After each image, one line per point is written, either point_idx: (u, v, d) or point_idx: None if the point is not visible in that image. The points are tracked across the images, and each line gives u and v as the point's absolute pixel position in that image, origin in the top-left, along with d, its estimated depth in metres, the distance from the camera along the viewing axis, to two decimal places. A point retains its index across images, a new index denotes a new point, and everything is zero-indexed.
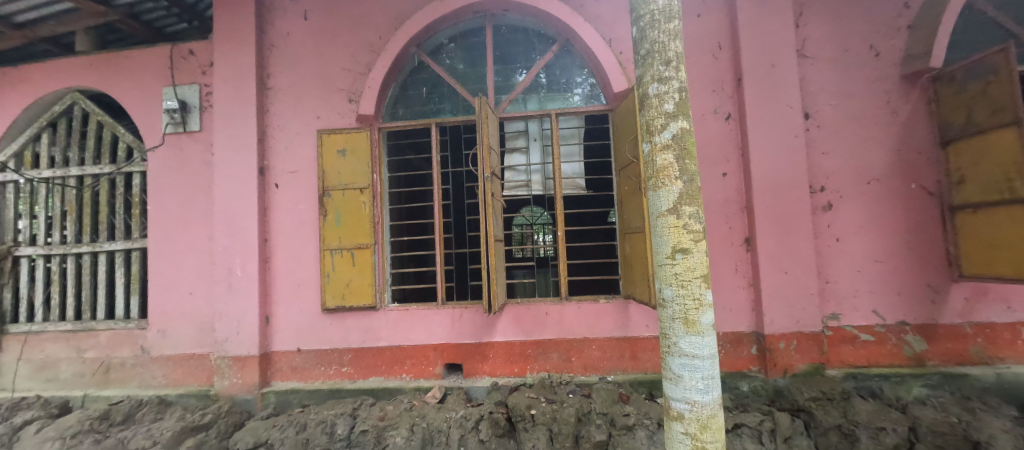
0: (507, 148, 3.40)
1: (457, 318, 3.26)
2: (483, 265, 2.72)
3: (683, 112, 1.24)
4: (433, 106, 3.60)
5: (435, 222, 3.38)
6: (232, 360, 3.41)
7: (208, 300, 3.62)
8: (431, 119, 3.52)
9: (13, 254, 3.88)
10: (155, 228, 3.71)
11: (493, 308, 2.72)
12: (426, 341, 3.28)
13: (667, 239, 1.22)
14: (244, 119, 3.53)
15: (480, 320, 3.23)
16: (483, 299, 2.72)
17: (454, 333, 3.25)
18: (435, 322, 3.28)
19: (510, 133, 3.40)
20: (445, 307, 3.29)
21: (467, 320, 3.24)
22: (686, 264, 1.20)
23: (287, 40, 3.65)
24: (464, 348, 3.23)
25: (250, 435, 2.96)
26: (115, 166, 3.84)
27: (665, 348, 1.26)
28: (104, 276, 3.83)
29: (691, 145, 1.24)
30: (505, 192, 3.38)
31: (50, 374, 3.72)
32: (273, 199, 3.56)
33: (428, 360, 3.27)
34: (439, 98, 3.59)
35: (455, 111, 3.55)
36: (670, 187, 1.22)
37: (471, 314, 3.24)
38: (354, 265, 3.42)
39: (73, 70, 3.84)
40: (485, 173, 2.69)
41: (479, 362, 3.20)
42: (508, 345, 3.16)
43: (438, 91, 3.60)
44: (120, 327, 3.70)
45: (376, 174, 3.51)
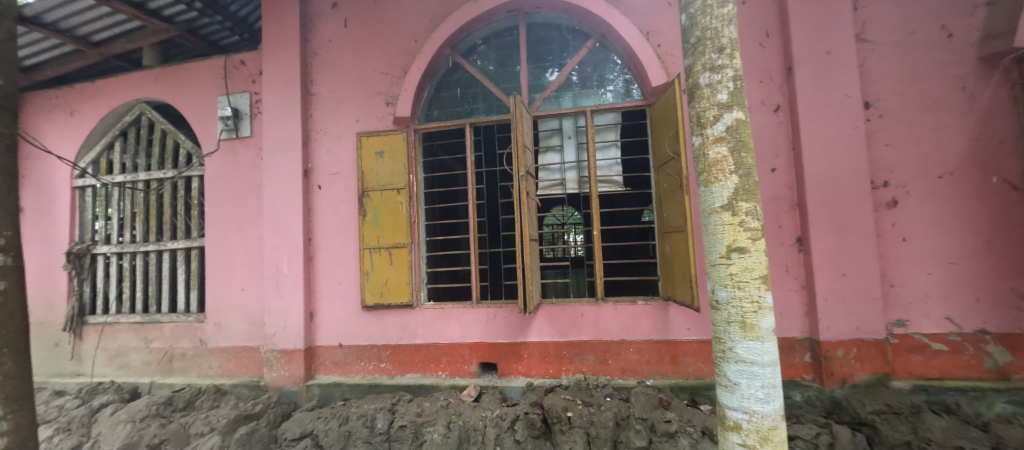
0: (541, 147, 3.36)
1: (491, 317, 3.27)
2: (518, 265, 2.69)
3: (739, 101, 1.16)
4: (467, 106, 3.62)
5: (469, 221, 3.39)
6: (280, 354, 3.59)
7: (258, 296, 3.83)
8: (465, 119, 3.55)
9: (91, 252, 4.26)
10: (212, 227, 3.97)
11: (529, 308, 2.69)
12: (460, 340, 3.31)
13: (721, 238, 1.16)
14: (290, 125, 3.72)
15: (514, 319, 3.22)
16: (519, 299, 2.69)
17: (488, 332, 3.26)
18: (470, 321, 3.31)
19: (545, 131, 3.35)
20: (480, 306, 3.29)
21: (501, 320, 3.24)
22: (743, 265, 1.13)
23: (328, 47, 3.79)
24: (499, 348, 3.23)
25: (296, 426, 3.11)
26: (177, 171, 4.14)
27: (720, 354, 1.19)
28: (168, 273, 4.13)
29: (747, 136, 1.16)
30: (539, 192, 3.35)
31: (122, 362, 4.06)
32: (316, 200, 3.72)
33: (463, 358, 3.30)
34: (473, 99, 3.61)
35: (489, 111, 3.56)
36: (725, 181, 1.16)
37: (505, 314, 3.23)
38: (392, 264, 3.51)
39: (141, 84, 4.18)
40: (518, 173, 2.67)
41: (514, 362, 3.19)
42: (542, 345, 3.13)
43: (471, 91, 3.62)
44: (181, 320, 3.98)
45: (413, 176, 3.58)
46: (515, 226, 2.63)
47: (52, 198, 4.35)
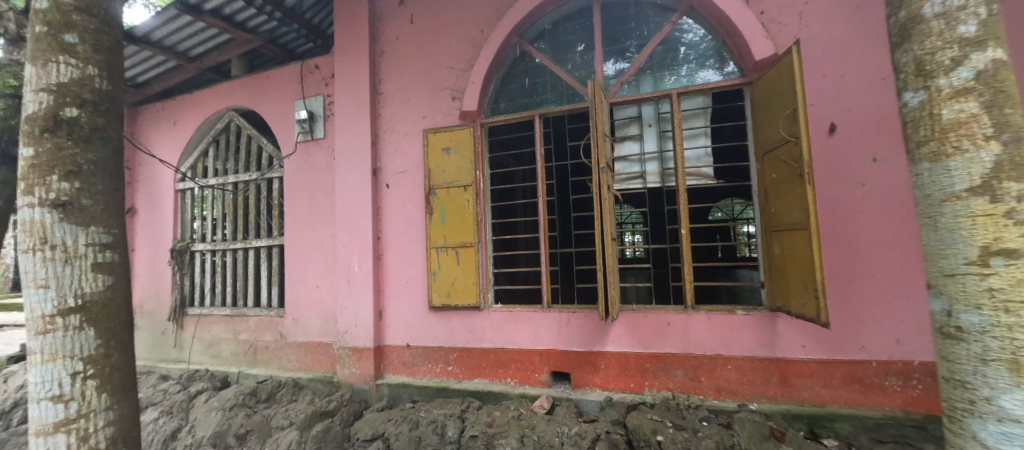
0: (617, 137, 3.08)
1: (563, 322, 3.06)
2: (597, 267, 2.45)
3: (991, 41, 1.08)
4: (536, 97, 3.43)
5: (539, 220, 3.21)
6: (351, 351, 3.71)
7: (331, 293, 3.95)
8: (533, 111, 3.36)
9: (189, 249, 4.67)
10: (289, 227, 4.16)
11: (611, 315, 2.44)
12: (530, 346, 3.17)
13: (971, 236, 1.06)
14: (361, 125, 3.80)
15: (588, 326, 2.98)
16: (598, 305, 2.47)
17: (561, 339, 3.07)
18: (540, 326, 3.13)
19: (621, 120, 3.07)
20: (551, 310, 3.10)
21: (574, 326, 3.02)
22: (1009, 275, 1.01)
23: (395, 45, 3.82)
24: (572, 357, 3.02)
25: (368, 427, 3.11)
26: (260, 173, 4.40)
27: (970, 397, 1.07)
28: (252, 269, 4.40)
29: (1008, 88, 1.06)
30: (616, 186, 3.09)
31: (215, 351, 4.40)
32: (384, 199, 3.76)
33: (534, 366, 3.15)
34: (542, 89, 3.41)
35: (559, 101, 3.35)
36: (976, 150, 1.06)
37: (578, 319, 3.01)
38: (459, 264, 3.46)
39: (230, 93, 4.49)
40: (598, 165, 2.42)
41: (590, 373, 2.96)
42: (622, 356, 2.85)
43: (540, 80, 3.42)
44: (264, 314, 4.22)
45: (479, 172, 3.50)
46: (596, 223, 2.40)
47: (159, 201, 4.83)
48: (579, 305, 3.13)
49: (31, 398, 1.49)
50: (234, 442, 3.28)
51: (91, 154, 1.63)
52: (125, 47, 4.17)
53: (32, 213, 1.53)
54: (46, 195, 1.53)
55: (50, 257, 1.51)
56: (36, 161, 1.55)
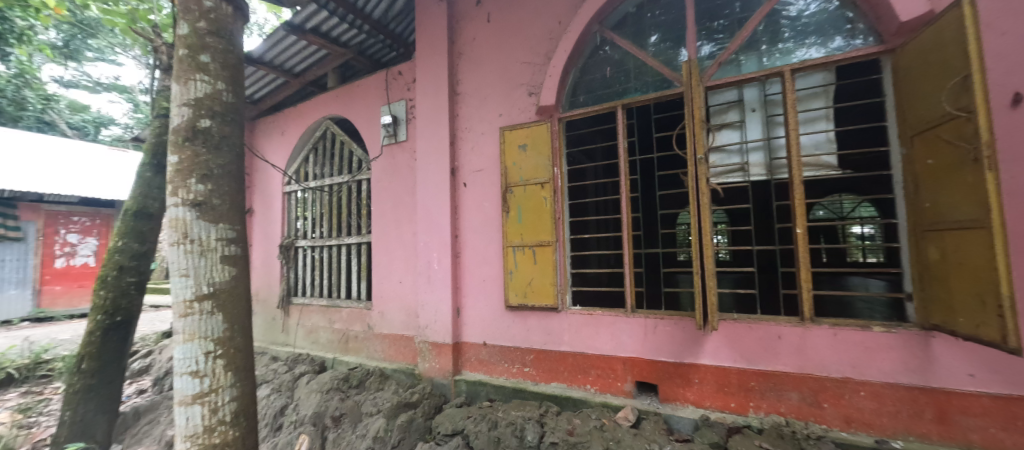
0: (714, 124, 2.86)
1: (648, 330, 3.07)
2: (696, 271, 2.53)
3: None
4: (619, 86, 3.37)
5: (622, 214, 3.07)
6: (431, 346, 3.97)
7: (412, 288, 4.21)
8: (616, 101, 3.35)
9: (293, 245, 5.21)
10: (377, 225, 4.49)
11: (710, 324, 2.52)
12: (612, 353, 3.22)
13: None
14: (441, 127, 4.05)
15: (677, 336, 2.94)
16: (696, 312, 2.57)
17: (645, 347, 3.07)
18: (622, 331, 3.19)
19: (719, 105, 2.84)
20: (636, 315, 3.12)
21: (660, 334, 3.01)
22: None
23: (472, 45, 4.00)
24: (660, 368, 3.00)
25: (449, 422, 3.34)
26: (351, 175, 4.76)
27: None
28: (345, 264, 4.77)
29: None
30: (712, 180, 2.86)
31: (314, 338, 4.85)
32: (462, 197, 3.98)
33: (617, 373, 3.19)
34: (624, 76, 3.36)
35: (643, 90, 3.24)
36: None
37: (667, 327, 2.97)
38: (536, 264, 3.56)
39: (325, 102, 4.94)
40: (695, 155, 2.46)
41: (683, 387, 2.89)
42: (720, 371, 2.74)
43: (622, 69, 3.38)
44: (354, 306, 4.56)
45: (557, 168, 3.57)
46: (690, 217, 2.48)
47: (270, 202, 5.48)
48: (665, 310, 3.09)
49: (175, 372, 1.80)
50: (331, 423, 3.57)
51: (221, 159, 1.99)
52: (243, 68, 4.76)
53: (176, 211, 1.86)
54: (186, 196, 1.86)
55: (190, 250, 1.83)
56: (179, 166, 1.88)
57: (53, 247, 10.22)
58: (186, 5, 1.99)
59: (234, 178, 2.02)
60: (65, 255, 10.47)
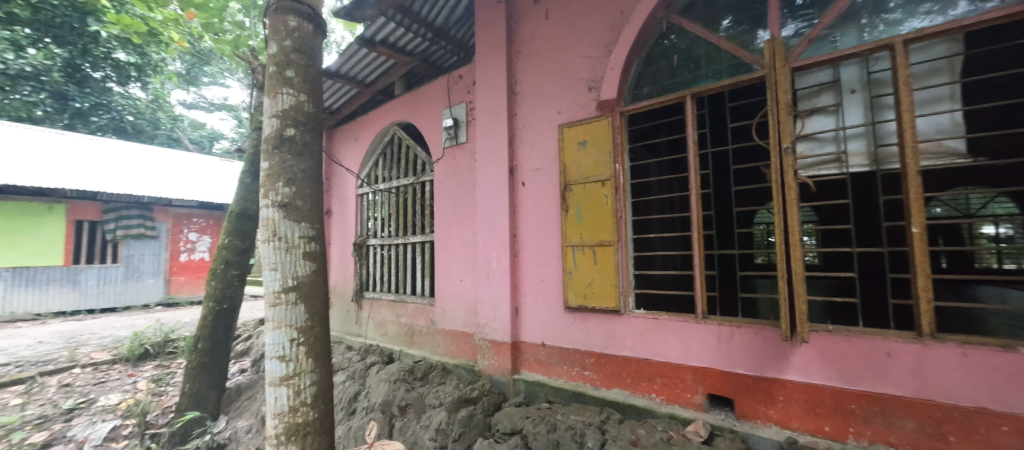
0: (803, 110, 2.62)
1: (722, 339, 2.89)
2: (780, 274, 2.32)
3: None
4: (687, 74, 3.18)
5: (691, 214, 3.13)
6: (490, 344, 4.02)
7: (473, 286, 4.32)
8: (685, 90, 3.15)
9: (365, 243, 5.60)
10: (440, 225, 4.67)
11: (799, 338, 2.30)
12: (680, 361, 3.06)
13: None
14: (499, 127, 4.08)
15: (757, 347, 2.73)
16: (780, 323, 2.36)
17: (719, 358, 2.89)
18: (693, 339, 3.01)
19: (808, 89, 2.59)
20: (707, 322, 2.95)
21: (737, 344, 2.81)
22: None
23: (530, 43, 3.98)
24: (735, 381, 2.82)
25: (508, 420, 3.36)
26: (416, 177, 5.00)
27: None
28: (410, 261, 5.03)
29: None
30: (801, 172, 2.63)
31: (382, 331, 5.19)
32: (521, 196, 3.97)
33: (686, 384, 3.02)
34: (695, 64, 3.15)
35: (715, 77, 3.01)
36: None
37: (745, 336, 2.78)
38: (597, 264, 3.47)
39: (393, 109, 5.26)
40: (780, 144, 2.30)
41: (764, 405, 2.68)
42: (811, 390, 2.50)
43: (692, 56, 3.17)
44: (419, 302, 4.80)
45: (619, 164, 3.43)
46: (775, 217, 2.33)
47: (345, 204, 5.96)
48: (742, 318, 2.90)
49: (269, 356, 2.43)
50: (398, 411, 3.78)
51: (301, 164, 2.56)
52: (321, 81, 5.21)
53: (269, 211, 2.47)
54: (275, 198, 2.47)
55: (279, 245, 2.45)
56: (269, 172, 2.48)
57: (180, 244, 12.27)
58: (276, 28, 2.61)
59: (312, 181, 2.62)
60: (188, 252, 12.49)
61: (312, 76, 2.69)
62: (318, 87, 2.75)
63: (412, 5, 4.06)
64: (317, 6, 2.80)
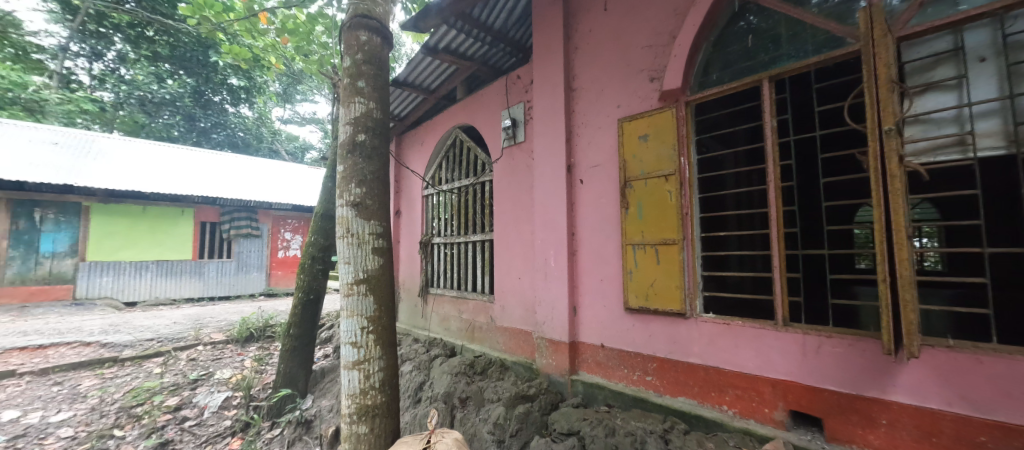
0: (914, 87, 2.28)
1: (807, 351, 2.62)
2: (880, 277, 2.02)
3: None
4: (765, 56, 2.92)
5: (770, 211, 2.84)
6: (548, 343, 4.01)
7: (531, 284, 4.35)
8: (763, 73, 2.90)
9: (430, 242, 5.92)
10: (499, 224, 4.78)
11: (906, 354, 1.97)
12: (757, 372, 2.81)
13: None
14: (557, 125, 4.06)
15: (853, 362, 2.44)
16: (880, 335, 2.05)
17: (805, 372, 2.63)
18: (772, 349, 2.76)
19: (921, 62, 2.26)
20: (789, 330, 2.70)
21: (827, 356, 2.54)
22: None
23: (588, 38, 3.92)
24: (824, 399, 2.55)
25: (565, 421, 3.33)
26: (476, 178, 5.18)
27: None
28: (471, 259, 5.22)
29: None
30: (912, 159, 2.26)
31: (446, 325, 5.44)
32: (579, 194, 3.91)
33: (764, 398, 2.78)
34: (773, 43, 2.89)
35: (799, 56, 2.73)
36: None
37: (836, 347, 2.50)
38: (660, 264, 3.29)
39: (457, 113, 5.50)
40: (878, 128, 1.99)
41: (863, 428, 2.40)
42: (924, 415, 2.20)
43: (771, 35, 2.92)
44: (479, 298, 4.95)
45: (684, 157, 3.22)
46: (875, 215, 2.00)
47: (413, 205, 6.36)
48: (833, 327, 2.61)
49: (344, 342, 2.71)
50: (458, 403, 3.92)
51: (370, 166, 2.80)
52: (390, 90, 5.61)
53: (344, 211, 2.75)
54: (348, 198, 2.74)
55: (351, 241, 2.72)
56: (344, 175, 2.78)
57: (277, 243, 14.05)
58: (350, 43, 2.88)
59: (380, 182, 2.84)
60: (284, 249, 14.25)
61: (380, 84, 2.93)
62: (385, 94, 2.98)
63: (473, 11, 4.20)
64: (385, 20, 3.04)
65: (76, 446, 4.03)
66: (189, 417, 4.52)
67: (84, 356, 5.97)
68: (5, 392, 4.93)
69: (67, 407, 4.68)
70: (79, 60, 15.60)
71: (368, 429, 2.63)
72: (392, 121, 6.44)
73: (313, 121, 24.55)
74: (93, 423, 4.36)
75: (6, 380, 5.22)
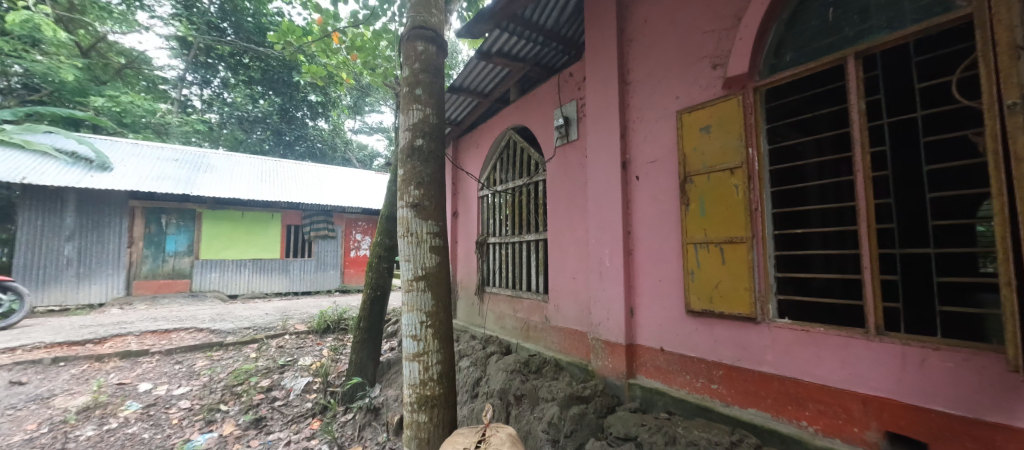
0: None
1: (906, 365, 2.29)
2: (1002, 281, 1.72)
3: None
4: (850, 30, 2.60)
5: (858, 205, 2.52)
6: (604, 344, 3.92)
7: (585, 283, 4.29)
8: (846, 48, 2.60)
9: (485, 242, 6.08)
10: (553, 223, 4.77)
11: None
12: (843, 386, 2.51)
13: None
14: (611, 121, 3.95)
15: (968, 381, 2.08)
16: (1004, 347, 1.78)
17: (905, 388, 2.29)
18: (863, 361, 2.44)
19: None
20: (883, 340, 2.37)
21: (934, 372, 2.19)
22: None
23: (644, 28, 3.78)
24: (930, 422, 2.21)
25: (622, 425, 3.23)
26: (530, 178, 5.23)
27: None
28: (526, 258, 5.28)
29: None
30: None
31: (502, 323, 5.56)
32: (635, 191, 3.77)
33: (853, 415, 2.48)
34: (858, 15, 2.57)
35: (893, 27, 2.39)
36: None
37: (945, 362, 2.15)
38: (725, 264, 3.07)
39: (511, 115, 5.59)
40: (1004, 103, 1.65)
41: None
42: None
43: (856, 6, 2.59)
44: (534, 297, 4.99)
45: (753, 148, 2.98)
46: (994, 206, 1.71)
47: (469, 206, 6.59)
48: (940, 338, 2.25)
49: (405, 335, 2.89)
50: (513, 400, 3.97)
51: (427, 169, 2.95)
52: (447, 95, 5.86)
53: (404, 212, 2.92)
54: (407, 198, 2.91)
55: (410, 240, 2.88)
56: (405, 177, 2.95)
57: (350, 243, 15.25)
58: (408, 54, 3.06)
59: (436, 184, 2.97)
60: (356, 249, 15.45)
61: (435, 91, 3.08)
62: (440, 100, 3.13)
63: (524, 13, 4.23)
64: (440, 29, 3.17)
65: (193, 416, 4.74)
66: (278, 397, 5.09)
67: (197, 340, 6.98)
68: (141, 368, 5.94)
69: (185, 382, 5.52)
70: (193, 87, 18.41)
71: (427, 418, 2.77)
72: (449, 126, 6.71)
73: (380, 130, 26.38)
74: (204, 397, 5.10)
75: (142, 358, 6.27)
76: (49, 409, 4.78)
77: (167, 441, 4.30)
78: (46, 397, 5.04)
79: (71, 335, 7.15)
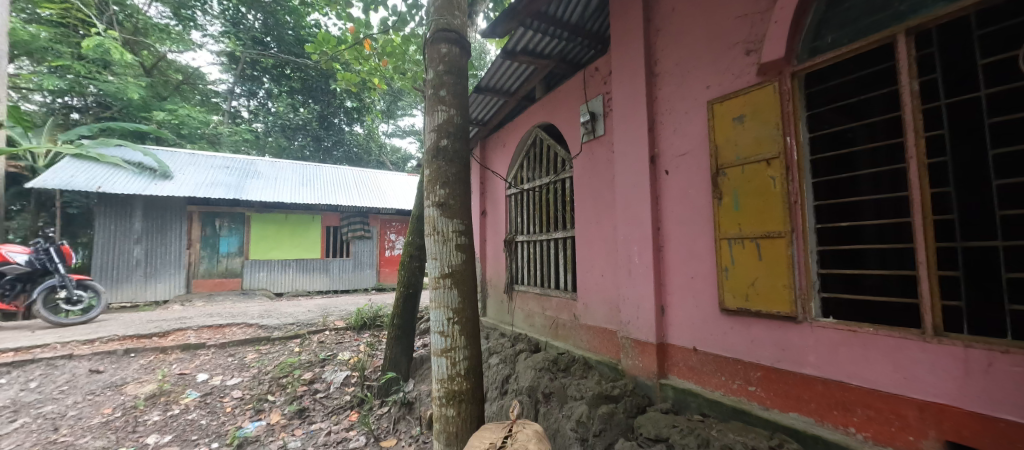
0: None
1: (970, 370, 2.08)
2: None
3: None
4: (901, 4, 2.39)
5: (913, 195, 2.31)
6: (634, 343, 3.84)
7: (614, 281, 4.21)
8: (896, 24, 2.39)
9: (513, 240, 6.13)
10: (581, 220, 4.73)
11: None
12: (896, 391, 2.32)
13: None
14: (638, 115, 3.86)
15: None
16: None
17: (968, 395, 2.09)
18: (918, 364, 2.25)
19: None
20: (942, 342, 2.17)
21: (1003, 378, 1.98)
22: None
23: (672, 17, 3.66)
24: (1000, 432, 2.00)
25: (652, 427, 3.14)
26: (557, 175, 5.23)
27: None
28: (553, 257, 5.29)
29: None
30: None
31: (531, 321, 5.60)
32: (664, 186, 3.66)
33: (908, 423, 2.29)
34: None
35: None
36: None
37: (1016, 366, 1.94)
38: (762, 260, 2.93)
39: (538, 113, 5.60)
40: None
41: None
42: None
43: None
44: (562, 295, 4.98)
45: (791, 137, 2.82)
46: None
47: (497, 204, 6.67)
48: (1010, 339, 2.04)
49: (433, 331, 2.96)
50: (542, 398, 3.97)
51: (453, 168, 3.00)
52: (473, 96, 5.96)
53: (430, 211, 3.00)
54: (433, 198, 2.98)
55: (436, 238, 2.95)
56: (431, 177, 3.01)
57: (384, 243, 15.78)
58: (432, 57, 3.14)
59: (461, 183, 3.02)
60: (390, 249, 15.99)
61: (459, 92, 3.13)
62: (464, 101, 3.18)
63: (548, 9, 4.21)
64: (463, 31, 3.22)
65: (244, 405, 5.11)
66: (320, 389, 5.36)
67: (247, 335, 7.49)
68: (198, 359, 6.45)
69: (237, 374, 5.94)
70: (241, 99, 19.76)
71: (455, 412, 2.83)
72: (475, 127, 6.82)
73: (411, 132, 27.09)
74: (254, 388, 5.47)
75: (200, 350, 6.81)
76: (122, 395, 5.31)
77: (222, 427, 4.67)
78: (120, 384, 5.59)
79: (139, 329, 7.87)
